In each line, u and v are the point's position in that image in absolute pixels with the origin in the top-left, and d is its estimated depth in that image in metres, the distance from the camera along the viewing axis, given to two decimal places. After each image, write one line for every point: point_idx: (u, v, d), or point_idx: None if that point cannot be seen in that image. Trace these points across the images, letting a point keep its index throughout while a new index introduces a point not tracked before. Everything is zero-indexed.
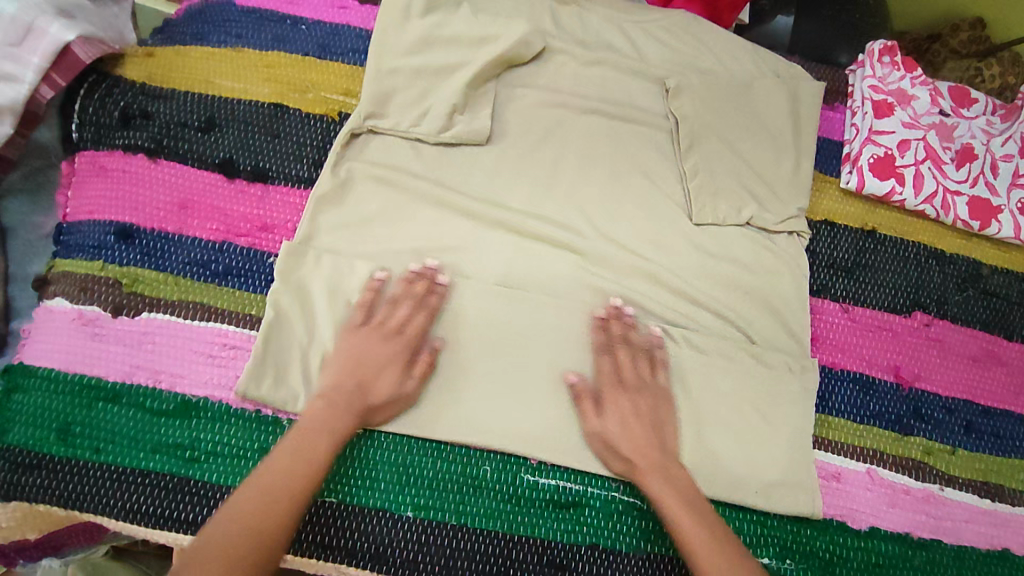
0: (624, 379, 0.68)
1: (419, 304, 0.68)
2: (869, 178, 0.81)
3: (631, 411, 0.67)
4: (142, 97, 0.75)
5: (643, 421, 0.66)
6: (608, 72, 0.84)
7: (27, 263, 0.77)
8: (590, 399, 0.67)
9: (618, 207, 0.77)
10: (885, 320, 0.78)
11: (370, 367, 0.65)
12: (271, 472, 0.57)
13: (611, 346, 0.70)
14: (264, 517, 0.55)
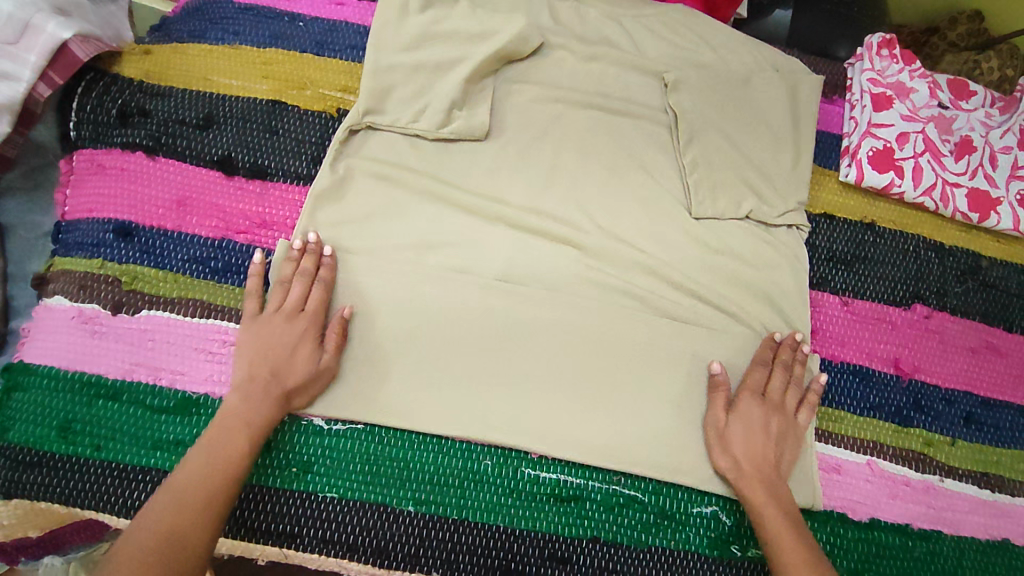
0: (768, 394, 0.70)
1: (312, 280, 0.67)
2: (869, 171, 0.81)
3: (761, 422, 0.68)
4: (141, 95, 0.75)
5: (767, 432, 0.68)
6: (606, 66, 0.84)
7: (25, 262, 0.77)
8: (725, 394, 0.69)
9: (617, 202, 0.77)
10: (885, 312, 0.78)
11: (281, 349, 0.64)
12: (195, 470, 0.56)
13: (772, 363, 0.71)
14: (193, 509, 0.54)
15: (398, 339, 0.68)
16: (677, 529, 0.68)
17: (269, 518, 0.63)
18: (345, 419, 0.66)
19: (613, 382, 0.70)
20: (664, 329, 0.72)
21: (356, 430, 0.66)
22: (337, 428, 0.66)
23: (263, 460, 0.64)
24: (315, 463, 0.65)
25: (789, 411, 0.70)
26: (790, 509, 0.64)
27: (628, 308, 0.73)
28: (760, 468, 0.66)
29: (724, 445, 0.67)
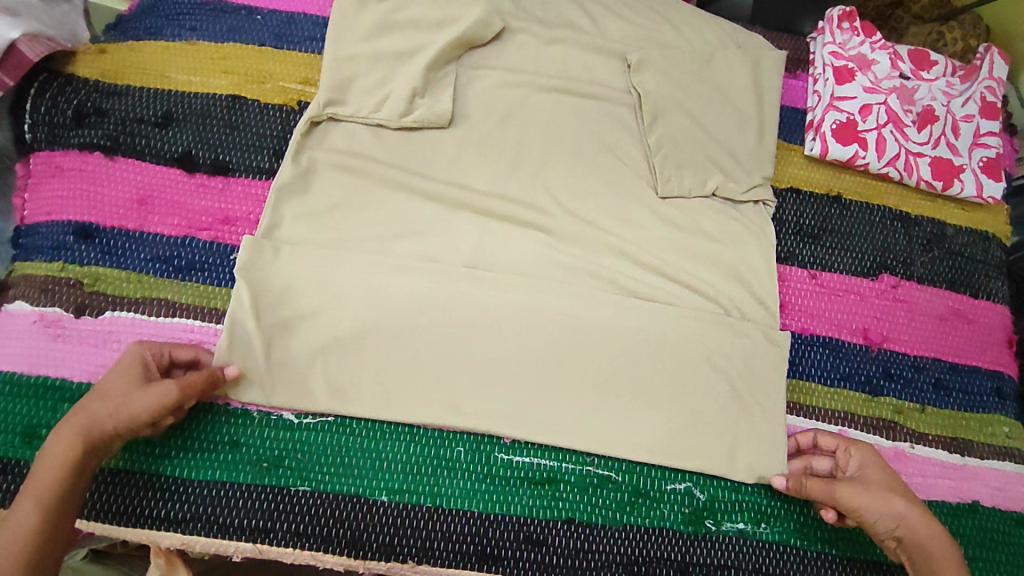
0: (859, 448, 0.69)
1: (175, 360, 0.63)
2: (832, 144, 0.82)
3: (881, 464, 0.66)
4: (97, 94, 0.74)
5: (881, 469, 0.66)
6: (570, 50, 0.83)
7: None
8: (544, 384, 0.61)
9: (584, 185, 0.77)
10: (852, 284, 0.79)
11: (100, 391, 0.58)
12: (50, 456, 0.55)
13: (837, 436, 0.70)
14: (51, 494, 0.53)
15: (366, 328, 0.68)
16: (652, 507, 0.68)
17: (242, 514, 0.63)
18: (315, 412, 0.66)
19: (583, 363, 0.70)
20: (633, 310, 0.72)
21: (326, 422, 0.66)
22: (308, 421, 0.66)
23: (232, 457, 0.64)
24: (285, 457, 0.65)
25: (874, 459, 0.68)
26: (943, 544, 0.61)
27: (597, 290, 0.73)
28: (904, 493, 0.62)
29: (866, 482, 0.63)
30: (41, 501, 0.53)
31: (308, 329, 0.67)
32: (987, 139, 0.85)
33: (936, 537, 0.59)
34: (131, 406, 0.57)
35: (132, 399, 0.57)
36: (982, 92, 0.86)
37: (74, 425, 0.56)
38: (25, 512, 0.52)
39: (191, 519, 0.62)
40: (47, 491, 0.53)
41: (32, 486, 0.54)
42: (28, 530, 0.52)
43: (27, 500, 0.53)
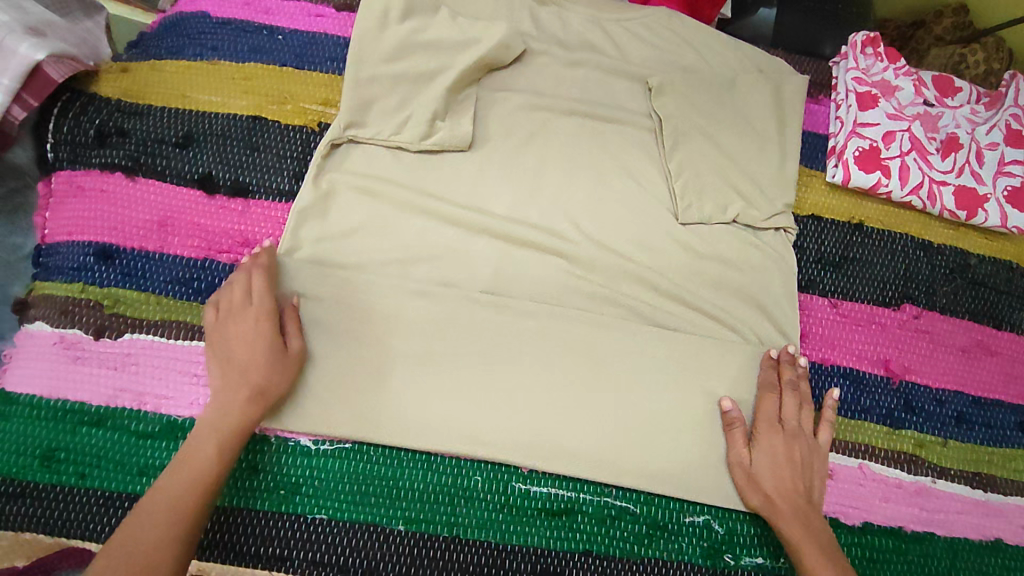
0: (785, 421, 0.69)
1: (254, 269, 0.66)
2: (855, 171, 0.81)
3: (785, 452, 0.67)
4: (118, 114, 0.74)
5: (793, 463, 0.67)
6: (591, 73, 0.83)
7: (5, 285, 0.72)
8: (742, 429, 0.68)
9: (604, 211, 0.77)
10: (874, 314, 0.78)
11: (238, 340, 0.62)
12: (225, 403, 0.60)
13: (780, 387, 0.71)
14: (222, 425, 0.59)
15: (385, 353, 0.68)
16: (668, 540, 0.67)
17: (260, 542, 0.63)
18: (333, 438, 0.66)
19: (602, 392, 0.70)
20: (654, 338, 0.72)
21: (344, 449, 0.66)
22: (325, 447, 0.66)
23: (250, 483, 0.64)
24: (302, 484, 0.64)
25: (811, 437, 0.69)
26: (823, 537, 0.63)
27: (617, 317, 0.73)
28: (794, 506, 0.64)
29: (755, 485, 0.66)
30: (222, 434, 0.59)
31: (327, 352, 0.67)
32: (1012, 167, 0.84)
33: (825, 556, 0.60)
34: (289, 367, 0.63)
35: (288, 364, 0.63)
36: (1008, 121, 0.85)
37: (247, 395, 0.60)
38: (206, 443, 0.58)
39: (207, 546, 0.62)
40: (227, 433, 0.59)
41: (210, 423, 0.60)
42: (211, 460, 0.58)
43: (211, 438, 0.59)
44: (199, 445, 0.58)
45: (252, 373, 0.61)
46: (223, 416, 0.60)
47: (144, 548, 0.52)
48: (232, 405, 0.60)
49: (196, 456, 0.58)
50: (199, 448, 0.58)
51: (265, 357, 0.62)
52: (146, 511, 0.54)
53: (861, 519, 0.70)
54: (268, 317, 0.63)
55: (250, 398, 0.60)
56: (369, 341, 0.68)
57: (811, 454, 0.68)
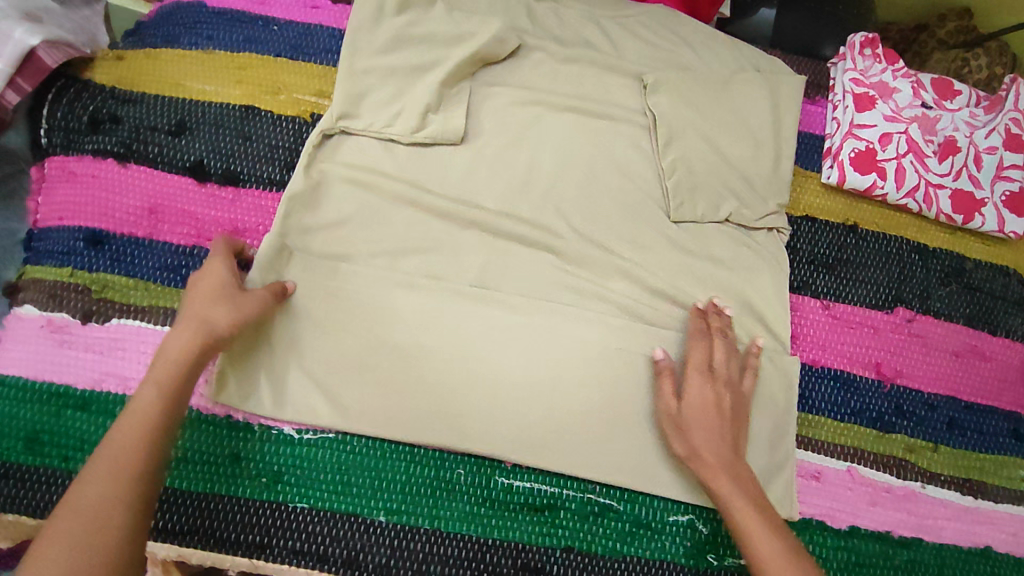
0: (714, 369, 0.67)
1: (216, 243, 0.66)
2: (849, 172, 0.81)
3: (714, 401, 0.65)
4: (113, 101, 0.74)
5: (721, 412, 0.65)
6: (586, 69, 0.83)
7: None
8: (671, 378, 0.67)
9: (594, 207, 0.77)
10: (866, 316, 0.77)
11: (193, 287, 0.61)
12: (167, 353, 0.56)
13: (709, 335, 0.70)
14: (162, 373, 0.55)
15: (371, 342, 0.68)
16: (652, 538, 0.67)
17: (240, 529, 0.62)
18: (316, 427, 0.65)
19: (588, 388, 0.69)
20: (642, 335, 0.71)
21: (327, 439, 0.66)
22: (308, 437, 0.65)
23: (232, 470, 0.64)
24: (284, 473, 0.64)
25: (737, 385, 0.68)
26: (753, 491, 0.62)
27: (606, 314, 0.72)
28: (722, 458, 0.63)
29: (683, 435, 0.64)
30: (162, 384, 0.55)
31: (312, 343, 0.67)
32: (1011, 172, 0.83)
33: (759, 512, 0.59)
34: (242, 304, 0.61)
35: (239, 303, 0.61)
36: (1007, 124, 0.84)
37: (191, 329, 0.57)
38: (146, 396, 0.54)
39: (188, 532, 0.62)
40: (166, 379, 0.55)
41: (153, 375, 0.55)
42: (152, 412, 0.53)
43: (150, 386, 0.54)
44: (136, 397, 0.54)
45: (195, 309, 0.59)
46: (159, 370, 0.55)
47: (86, 506, 0.47)
48: (169, 349, 0.56)
49: (136, 413, 0.53)
50: (141, 399, 0.54)
51: (214, 295, 0.60)
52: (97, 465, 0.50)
53: (847, 523, 0.69)
54: (224, 269, 0.62)
55: (194, 331, 0.57)
56: (351, 331, 0.68)
57: (739, 402, 0.67)
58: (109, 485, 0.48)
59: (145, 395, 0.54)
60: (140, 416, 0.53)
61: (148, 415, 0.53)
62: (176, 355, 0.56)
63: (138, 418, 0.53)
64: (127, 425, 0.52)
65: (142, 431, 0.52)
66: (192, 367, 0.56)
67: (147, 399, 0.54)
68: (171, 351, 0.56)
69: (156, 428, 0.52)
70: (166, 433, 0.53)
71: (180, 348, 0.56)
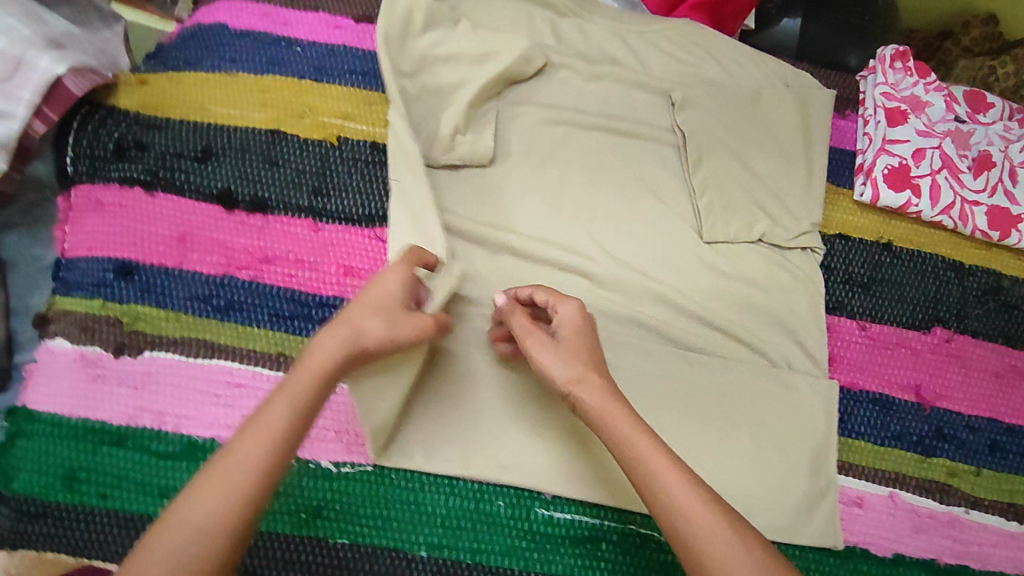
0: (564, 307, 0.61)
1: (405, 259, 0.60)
2: (884, 191, 0.79)
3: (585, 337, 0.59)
4: (137, 127, 0.73)
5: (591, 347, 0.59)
6: (614, 86, 0.82)
7: (27, 295, 0.72)
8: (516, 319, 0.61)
9: (626, 230, 0.76)
10: (903, 337, 0.76)
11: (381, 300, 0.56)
12: (307, 368, 0.52)
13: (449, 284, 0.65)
14: (300, 388, 0.51)
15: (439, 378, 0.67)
16: None
17: (281, 566, 0.61)
18: (354, 460, 0.65)
19: None
20: (678, 360, 0.71)
21: (366, 472, 0.65)
22: (346, 470, 0.65)
23: (271, 506, 0.63)
24: (324, 508, 0.63)
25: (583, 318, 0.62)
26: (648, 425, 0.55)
27: (642, 339, 0.71)
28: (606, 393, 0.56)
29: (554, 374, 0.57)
30: (297, 401, 0.50)
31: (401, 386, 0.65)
32: None
33: (654, 445, 0.52)
34: (398, 326, 0.56)
35: (396, 319, 0.56)
36: None
37: (345, 334, 0.53)
38: (277, 410, 0.49)
39: None
40: (301, 395, 0.50)
41: (288, 387, 0.51)
42: (279, 430, 0.48)
43: (282, 400, 0.50)
44: (268, 409, 0.49)
45: (351, 314, 0.55)
46: (298, 383, 0.51)
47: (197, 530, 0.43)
48: (310, 362, 0.52)
49: (266, 428, 0.48)
50: (271, 413, 0.49)
51: (374, 304, 0.56)
52: (217, 479, 0.45)
53: (892, 551, 0.68)
54: (400, 283, 0.57)
55: (343, 339, 0.53)
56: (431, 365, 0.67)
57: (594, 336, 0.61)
58: (226, 504, 0.44)
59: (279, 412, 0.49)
60: (266, 431, 0.48)
61: (278, 434, 0.48)
62: (313, 371, 0.51)
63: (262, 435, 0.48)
64: (253, 439, 0.47)
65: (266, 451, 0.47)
66: (328, 385, 0.52)
67: (280, 413, 0.49)
68: (309, 367, 0.52)
69: (280, 454, 0.48)
70: (286, 458, 0.48)
71: (324, 359, 0.52)
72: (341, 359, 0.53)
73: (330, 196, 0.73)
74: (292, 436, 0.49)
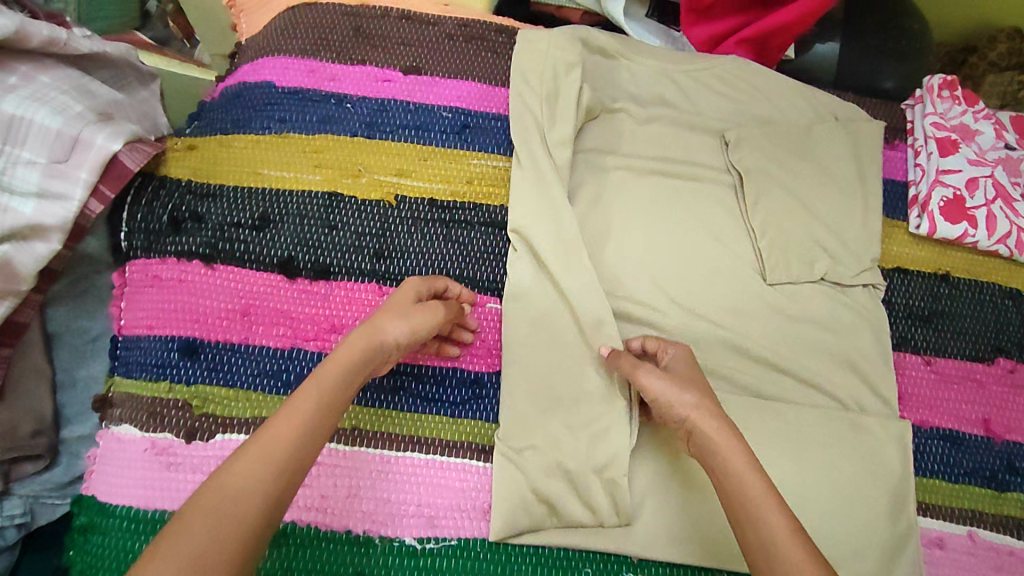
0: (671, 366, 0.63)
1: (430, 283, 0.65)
2: (940, 223, 0.79)
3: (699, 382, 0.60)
4: (191, 196, 0.72)
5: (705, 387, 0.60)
6: (666, 128, 0.82)
7: (75, 368, 0.72)
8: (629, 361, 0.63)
9: (691, 276, 0.75)
10: (969, 370, 0.76)
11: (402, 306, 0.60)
12: (335, 360, 0.53)
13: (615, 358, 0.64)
14: (332, 380, 0.52)
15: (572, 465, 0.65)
16: None
17: None
18: (439, 535, 0.63)
19: None
20: (756, 409, 0.70)
21: (451, 546, 0.63)
22: (431, 546, 0.63)
23: None
24: None
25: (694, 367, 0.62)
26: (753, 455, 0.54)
27: (717, 389, 0.71)
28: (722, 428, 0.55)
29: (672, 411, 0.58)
30: (322, 391, 0.51)
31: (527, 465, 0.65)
32: None
33: (749, 468, 0.53)
34: (414, 320, 0.59)
35: (413, 318, 0.59)
36: None
37: (368, 332, 0.56)
38: (307, 396, 0.50)
39: None
40: (326, 387, 0.52)
41: (317, 377, 0.52)
42: (307, 416, 0.50)
43: (311, 390, 0.51)
44: (295, 398, 0.50)
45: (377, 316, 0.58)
46: (327, 374, 0.52)
47: (223, 520, 0.42)
48: (337, 355, 0.54)
49: (295, 414, 0.49)
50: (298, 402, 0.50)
51: (397, 311, 0.58)
52: (251, 461, 0.45)
53: None
54: (416, 289, 0.62)
55: (369, 337, 0.55)
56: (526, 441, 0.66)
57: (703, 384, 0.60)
58: (253, 487, 0.44)
59: (310, 402, 0.50)
60: (296, 418, 0.49)
61: (303, 423, 0.49)
62: (337, 363, 0.53)
63: (293, 423, 0.49)
64: (286, 426, 0.48)
65: (292, 442, 0.48)
66: (355, 379, 0.54)
67: (307, 400, 0.50)
68: (336, 361, 0.53)
69: (307, 441, 0.49)
70: (312, 444, 0.49)
71: (349, 356, 0.54)
72: (365, 350, 0.55)
73: (392, 258, 0.72)
74: (321, 424, 0.50)
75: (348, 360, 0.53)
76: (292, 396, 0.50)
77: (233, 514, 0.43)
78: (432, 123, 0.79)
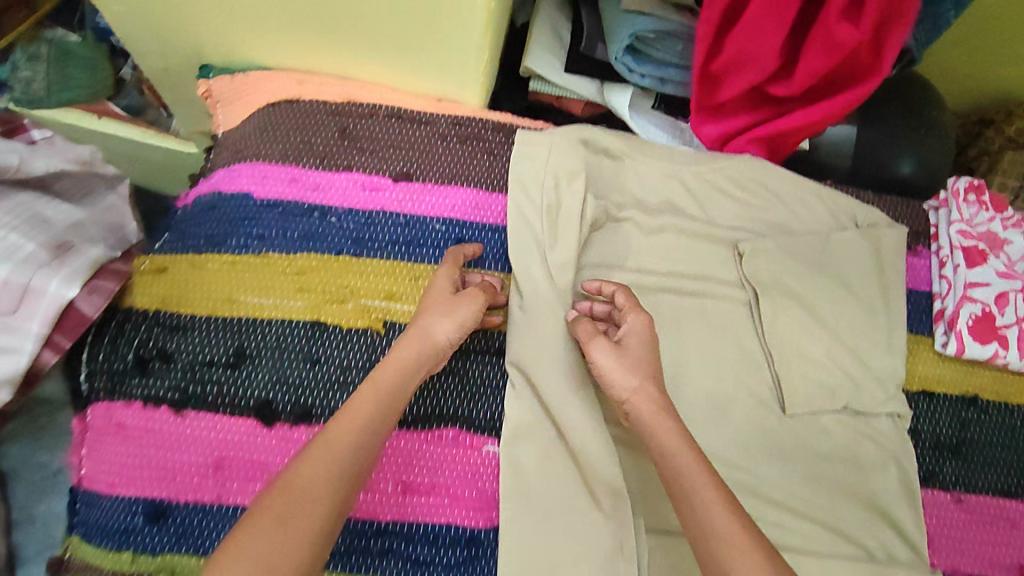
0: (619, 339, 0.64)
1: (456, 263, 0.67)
2: (970, 344, 0.74)
3: (648, 359, 0.62)
4: (160, 330, 0.66)
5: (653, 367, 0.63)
6: (676, 238, 0.76)
7: None
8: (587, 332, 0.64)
9: (703, 408, 0.70)
10: (1001, 508, 0.71)
11: (441, 302, 0.63)
12: (389, 370, 0.59)
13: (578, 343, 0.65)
14: (384, 383, 0.58)
15: None
16: None
17: None
18: None
19: None
20: None
21: None
22: None
23: None
24: None
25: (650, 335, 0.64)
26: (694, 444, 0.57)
27: None
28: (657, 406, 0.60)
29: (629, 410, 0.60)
30: (378, 391, 0.57)
31: None
32: None
33: (692, 460, 0.55)
34: (460, 314, 0.62)
35: (456, 311, 0.63)
36: None
37: (415, 337, 0.61)
38: (365, 398, 0.57)
39: None
40: (383, 389, 0.58)
41: (373, 380, 0.58)
42: (368, 417, 0.56)
43: (367, 395, 0.57)
44: (355, 401, 0.57)
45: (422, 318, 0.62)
46: (381, 377, 0.58)
47: (292, 507, 0.49)
48: (387, 364, 0.59)
49: (352, 416, 0.55)
50: (358, 405, 0.56)
51: (441, 309, 0.62)
52: (321, 455, 0.52)
53: None
54: (449, 276, 0.65)
55: (413, 338, 0.61)
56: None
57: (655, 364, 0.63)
58: (325, 477, 0.51)
59: (364, 404, 0.56)
60: (355, 419, 0.55)
61: (364, 422, 0.55)
62: (391, 368, 0.59)
63: (355, 425, 0.55)
64: (348, 428, 0.54)
65: (349, 444, 0.54)
66: (407, 379, 0.59)
67: (366, 405, 0.56)
68: (389, 367, 0.59)
69: (366, 444, 0.55)
70: (374, 439, 0.55)
71: (400, 358, 0.60)
72: (413, 353, 0.60)
73: None
74: (375, 425, 0.56)
75: (398, 366, 0.59)
76: (352, 405, 0.56)
77: (305, 513, 0.49)
78: (425, 237, 0.72)
